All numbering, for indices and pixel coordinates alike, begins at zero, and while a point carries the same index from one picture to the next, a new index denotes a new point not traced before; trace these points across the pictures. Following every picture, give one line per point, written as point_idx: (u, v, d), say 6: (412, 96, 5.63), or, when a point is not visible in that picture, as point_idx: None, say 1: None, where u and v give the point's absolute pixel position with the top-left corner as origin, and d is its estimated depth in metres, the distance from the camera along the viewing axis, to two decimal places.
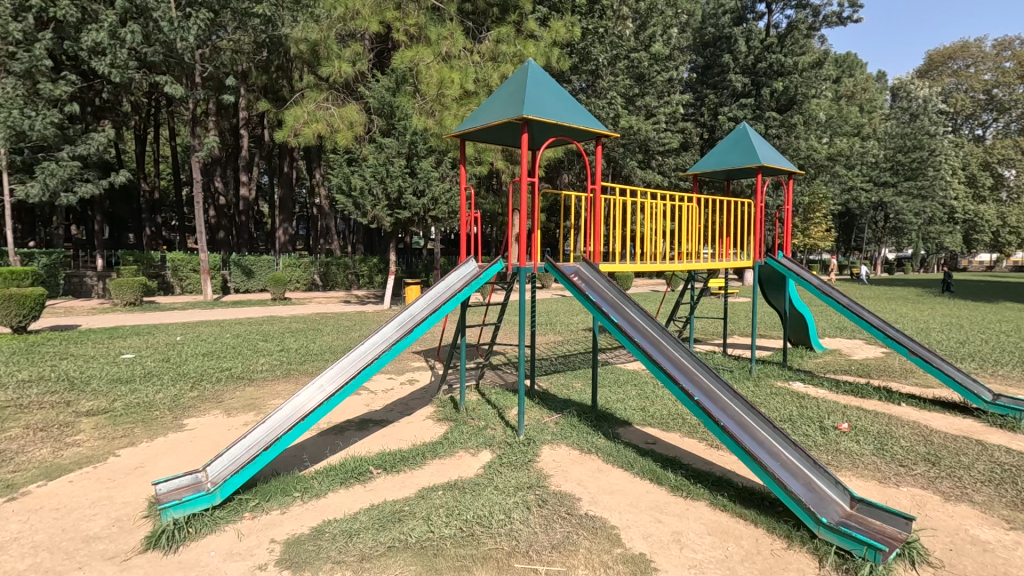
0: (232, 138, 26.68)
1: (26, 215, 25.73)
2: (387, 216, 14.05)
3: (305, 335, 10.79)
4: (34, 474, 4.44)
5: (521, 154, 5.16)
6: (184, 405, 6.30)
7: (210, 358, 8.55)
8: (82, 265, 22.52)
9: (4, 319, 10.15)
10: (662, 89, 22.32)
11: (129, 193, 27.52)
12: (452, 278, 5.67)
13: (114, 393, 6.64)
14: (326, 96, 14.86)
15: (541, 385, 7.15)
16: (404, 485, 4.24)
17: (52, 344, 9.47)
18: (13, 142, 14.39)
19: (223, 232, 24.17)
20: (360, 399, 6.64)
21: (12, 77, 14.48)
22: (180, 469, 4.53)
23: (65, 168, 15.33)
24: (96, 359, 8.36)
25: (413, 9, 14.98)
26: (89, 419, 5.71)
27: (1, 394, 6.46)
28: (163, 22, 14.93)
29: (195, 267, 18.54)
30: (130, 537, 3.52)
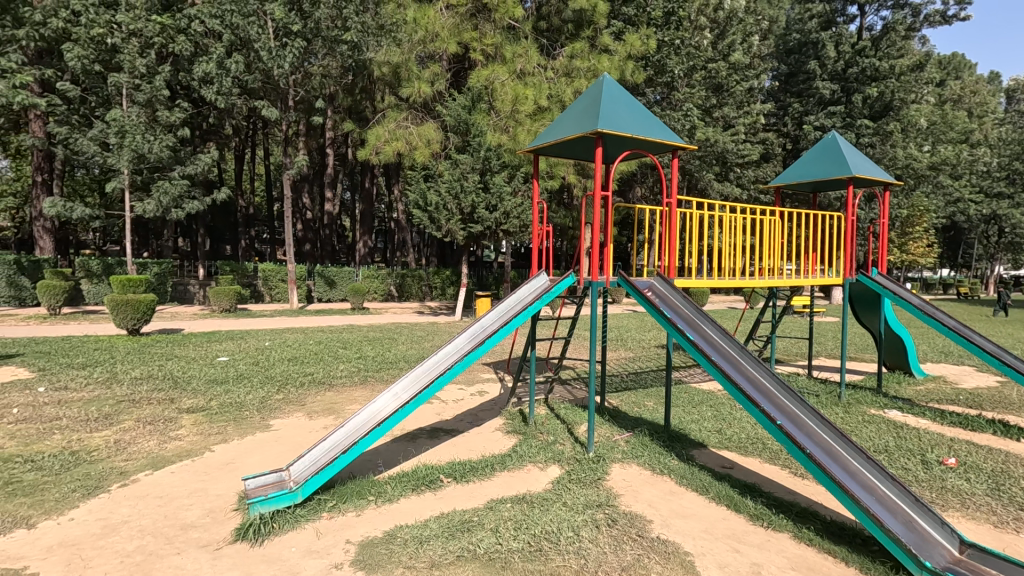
0: (320, 157, 28.53)
1: (143, 229, 28.61)
2: (460, 230, 14.40)
3: (381, 344, 11.23)
4: (143, 463, 4.89)
5: (595, 169, 5.08)
6: (271, 406, 6.72)
7: (295, 363, 9.09)
8: (185, 275, 24.68)
9: (122, 321, 11.31)
10: (742, 99, 21.68)
11: (227, 209, 29.98)
12: (523, 292, 5.70)
13: (211, 393, 7.21)
14: (405, 116, 15.55)
15: (612, 402, 7.00)
16: (473, 495, 4.28)
17: (161, 346, 10.44)
18: (135, 164, 16.09)
19: (309, 244, 25.80)
20: (431, 408, 6.81)
21: (137, 106, 16.23)
22: (265, 467, 4.83)
23: (176, 186, 16.90)
24: (195, 361, 9.11)
25: (490, 29, 15.37)
26: (189, 416, 6.22)
27: (117, 390, 7.17)
28: (263, 52, 16.22)
29: (284, 277, 19.78)
30: (222, 528, 3.78)
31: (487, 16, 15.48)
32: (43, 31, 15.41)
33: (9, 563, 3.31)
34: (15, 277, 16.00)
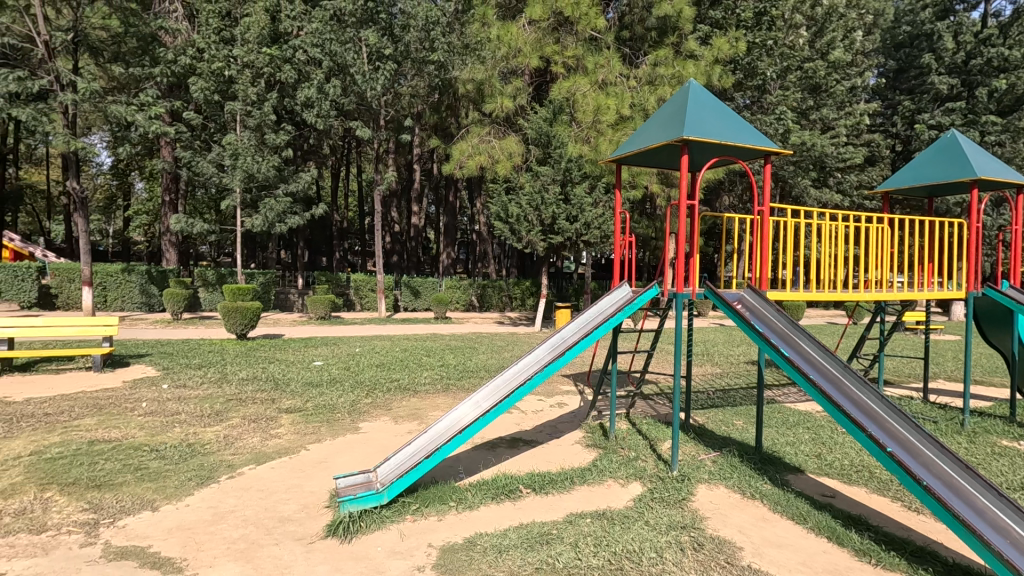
0: (407, 173, 29.92)
1: (251, 242, 31.29)
2: (540, 241, 14.44)
3: (463, 353, 11.49)
4: (248, 457, 5.31)
5: (680, 177, 4.93)
6: (360, 410, 7.06)
7: (382, 369, 9.53)
8: (286, 284, 26.66)
9: (232, 327, 12.39)
10: (843, 99, 20.30)
11: (324, 223, 32.14)
12: (604, 303, 5.61)
13: (307, 395, 7.70)
14: (488, 131, 15.94)
15: (697, 420, 6.70)
16: (552, 508, 4.25)
17: (265, 349, 11.33)
18: (246, 183, 17.70)
19: (396, 256, 27.01)
20: (511, 418, 6.85)
21: (249, 131, 17.85)
22: (354, 468, 5.07)
23: (280, 203, 18.35)
24: (294, 364, 9.78)
25: (571, 42, 15.45)
26: (288, 416, 6.68)
27: (227, 389, 7.87)
28: (359, 76, 17.34)
29: (373, 287, 20.84)
30: (315, 523, 4.01)
31: (570, 29, 15.57)
32: (174, 67, 17.30)
33: (136, 541, 3.69)
34: (147, 286, 18.04)
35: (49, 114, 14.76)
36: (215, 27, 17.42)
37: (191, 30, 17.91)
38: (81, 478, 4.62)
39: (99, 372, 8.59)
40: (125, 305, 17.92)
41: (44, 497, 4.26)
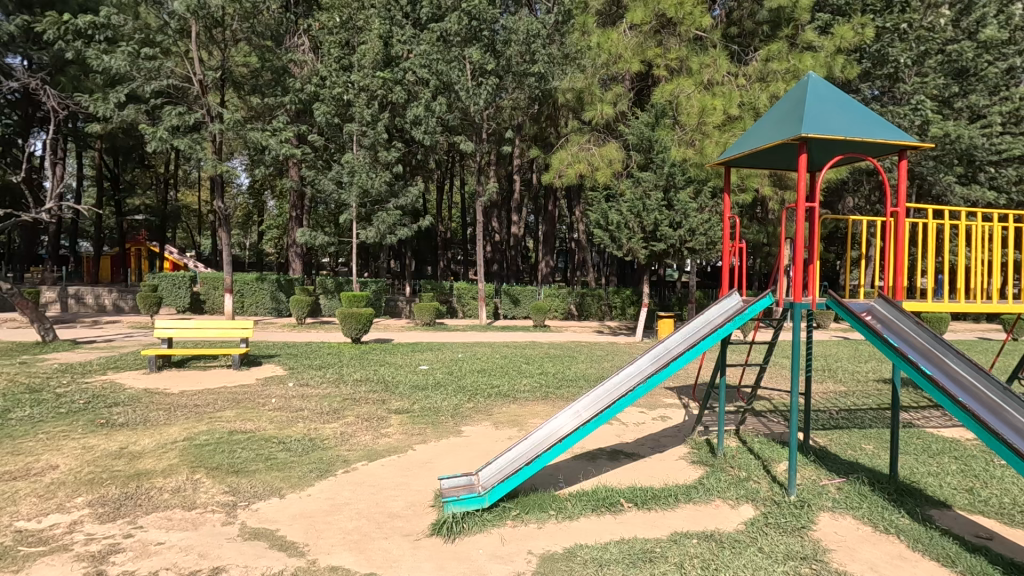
0: (508, 184, 30.60)
1: (365, 253, 33.56)
2: (642, 249, 14.03)
3: (562, 362, 11.46)
4: (361, 454, 5.67)
5: (799, 178, 4.56)
6: (462, 413, 7.30)
7: (483, 375, 9.75)
8: (395, 292, 28.21)
9: (348, 331, 13.35)
10: (996, 83, 17.86)
11: (429, 234, 33.71)
12: (711, 313, 5.32)
13: (414, 397, 8.10)
14: (588, 138, 15.85)
15: (818, 442, 6.13)
16: (656, 525, 4.09)
17: (376, 353, 12.07)
18: (362, 198, 19.09)
19: (497, 265, 27.63)
20: (611, 429, 6.71)
21: (364, 150, 19.24)
22: (458, 470, 5.23)
23: (391, 216, 19.55)
24: (402, 368, 10.34)
25: (674, 43, 14.98)
26: (396, 416, 7.06)
27: (344, 389, 8.49)
28: (463, 92, 18.01)
29: (475, 295, 21.48)
30: (421, 521, 4.19)
31: (673, 30, 15.11)
32: (301, 95, 19.08)
33: (267, 524, 4.08)
34: (276, 293, 20.00)
35: (202, 142, 16.90)
36: (336, 56, 18.98)
37: (315, 61, 19.69)
38: (223, 463, 5.20)
39: (237, 370, 9.62)
40: (258, 310, 19.99)
41: (194, 478, 4.85)
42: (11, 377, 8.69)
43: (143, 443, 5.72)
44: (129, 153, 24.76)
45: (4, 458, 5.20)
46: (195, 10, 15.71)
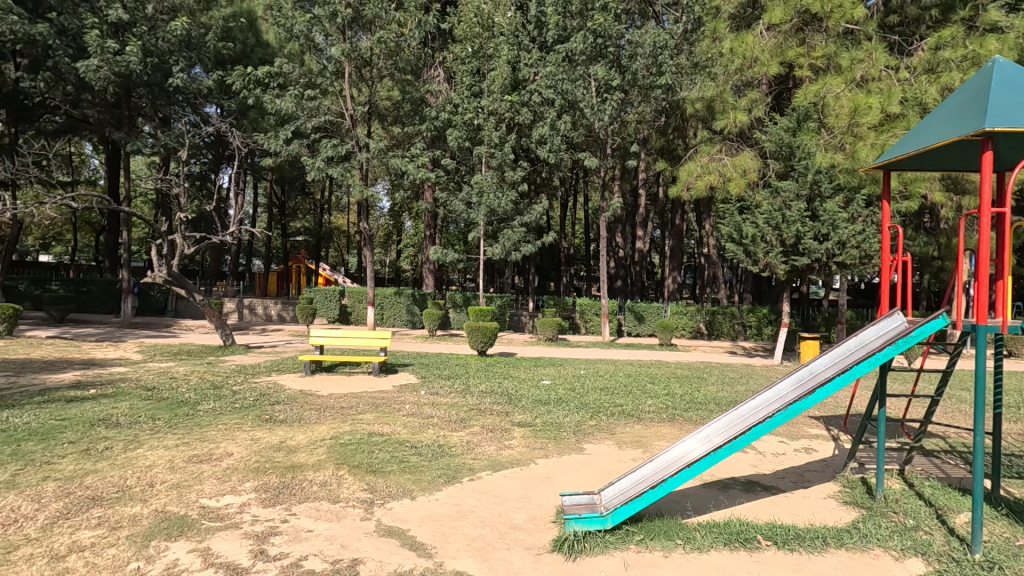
0: (633, 199, 30.05)
1: (491, 269, 34.86)
2: (781, 264, 12.91)
3: (690, 383, 10.85)
4: (485, 463, 5.84)
5: (981, 181, 3.91)
6: (584, 431, 7.22)
7: (606, 393, 9.56)
8: (518, 307, 28.86)
9: (475, 344, 13.89)
10: None
11: (553, 250, 34.10)
12: (869, 334, 4.68)
13: (537, 411, 8.18)
14: (719, 148, 15.03)
15: (1011, 492, 5.13)
16: (800, 569, 3.69)
17: (501, 366, 12.41)
18: (490, 217, 19.90)
19: (621, 280, 27.13)
20: (746, 458, 6.20)
21: (492, 170, 20.09)
22: (580, 488, 5.16)
23: (516, 233, 20.13)
24: (525, 382, 10.51)
25: (820, 40, 13.78)
26: (519, 429, 7.17)
27: (471, 399, 8.84)
28: (587, 109, 18.06)
29: (598, 311, 21.25)
30: (543, 536, 4.19)
31: (818, 26, 13.91)
32: (436, 122, 20.44)
33: (399, 523, 4.35)
34: (411, 306, 21.50)
35: (351, 170, 18.81)
36: (467, 84, 20.11)
37: (448, 90, 21.00)
38: (363, 463, 5.65)
39: (376, 377, 10.44)
40: (395, 322, 21.61)
41: (338, 474, 5.33)
42: (200, 375, 10.24)
43: (297, 439, 6.41)
44: (293, 183, 28.35)
45: (193, 443, 6.12)
46: (348, 53, 17.66)
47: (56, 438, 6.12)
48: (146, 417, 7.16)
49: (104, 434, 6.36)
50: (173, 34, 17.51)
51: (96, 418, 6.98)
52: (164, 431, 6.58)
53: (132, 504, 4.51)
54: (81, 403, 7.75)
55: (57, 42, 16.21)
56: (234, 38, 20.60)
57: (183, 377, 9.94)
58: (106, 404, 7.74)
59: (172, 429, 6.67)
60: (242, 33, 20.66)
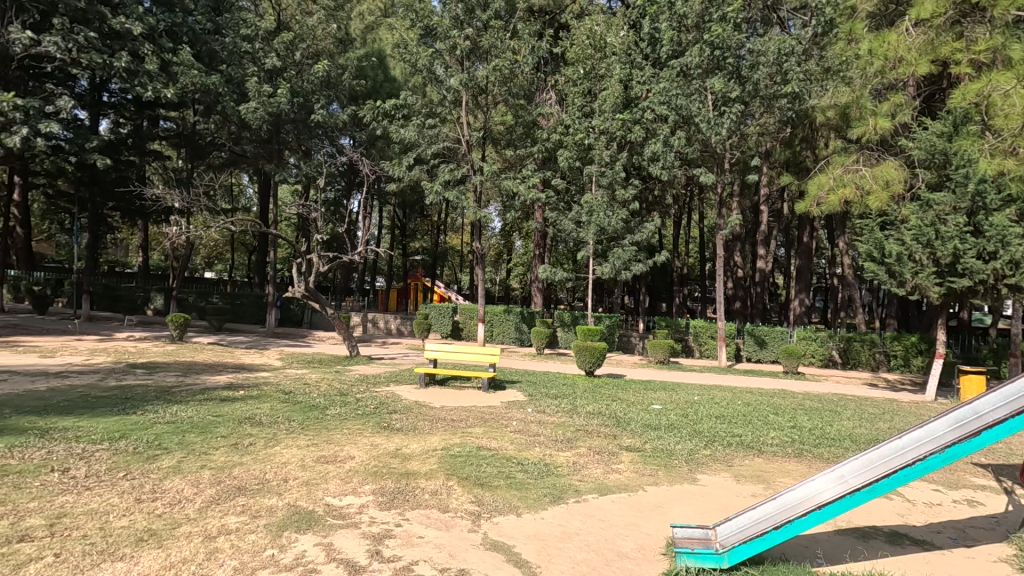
0: (754, 216, 28.25)
1: (599, 288, 34.47)
2: (934, 286, 11.37)
3: (821, 416, 9.83)
4: (592, 486, 5.72)
5: None
6: (698, 460, 6.81)
7: (723, 422, 8.95)
8: (628, 327, 28.14)
9: (582, 364, 13.75)
10: None
11: (665, 270, 32.95)
12: None
13: (646, 436, 7.87)
14: (856, 159, 13.67)
15: None
16: None
17: (609, 388, 12.13)
18: (599, 236, 19.73)
19: (739, 302, 25.47)
20: (891, 505, 5.46)
21: (603, 189, 19.96)
22: (693, 521, 4.87)
23: (627, 252, 19.75)
24: (634, 405, 10.16)
25: (983, 32, 12.14)
26: (628, 453, 6.95)
27: (577, 420, 8.72)
28: (703, 123, 17.32)
29: (713, 334, 20.09)
30: (651, 567, 3.99)
31: (980, 16, 12.28)
32: (548, 143, 20.76)
33: (505, 538, 4.39)
34: (520, 324, 21.85)
35: (466, 193, 19.70)
36: (579, 104, 20.24)
37: (560, 111, 21.33)
38: (471, 475, 5.79)
39: (485, 392, 10.69)
40: (504, 339, 22.05)
41: (448, 484, 5.51)
42: (329, 382, 11.18)
43: (412, 447, 6.75)
44: (413, 206, 30.28)
45: (321, 445, 6.68)
46: (466, 82, 18.66)
47: (213, 432, 6.99)
48: (284, 418, 7.95)
49: (250, 431, 7.15)
50: (316, 76, 19.67)
51: (243, 417, 7.87)
52: (298, 432, 7.25)
53: (270, 495, 5.02)
54: (232, 402, 8.80)
55: (225, 89, 18.90)
56: (366, 76, 22.65)
57: (314, 384, 10.90)
58: (252, 404, 8.71)
59: (305, 430, 7.33)
60: (373, 70, 22.69)
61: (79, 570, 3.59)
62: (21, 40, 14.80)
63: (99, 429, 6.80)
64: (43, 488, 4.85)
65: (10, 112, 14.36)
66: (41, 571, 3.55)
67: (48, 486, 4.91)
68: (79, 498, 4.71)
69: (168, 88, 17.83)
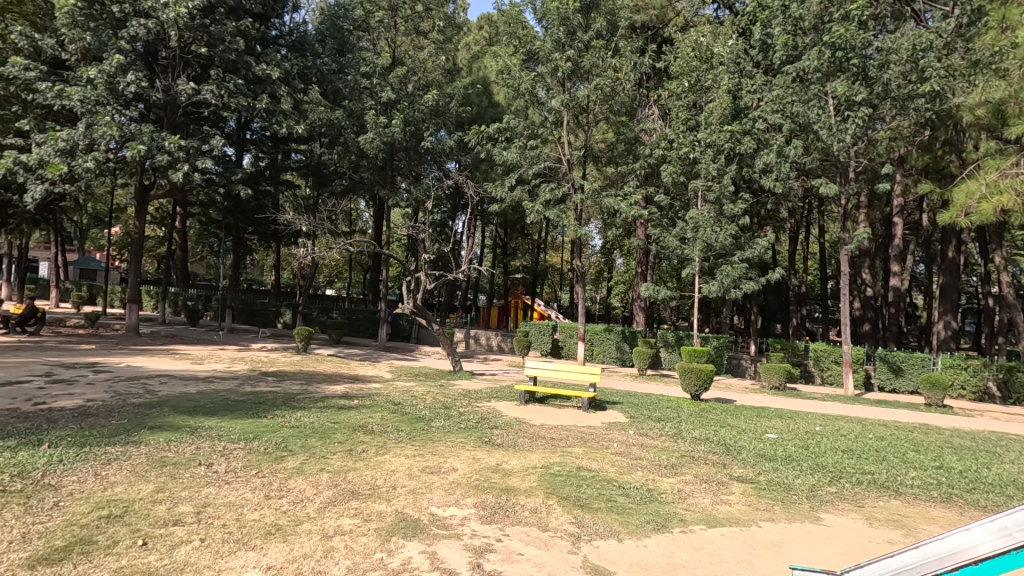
0: (885, 229, 25.55)
1: (706, 308, 32.84)
2: None
3: (975, 457, 8.53)
4: (699, 516, 5.41)
5: None
6: (820, 497, 6.20)
7: (850, 457, 8.08)
8: (738, 349, 26.47)
9: (688, 387, 13.12)
10: None
11: (779, 288, 30.68)
12: None
13: (759, 467, 7.31)
14: (1014, 161, 11.91)
15: None
16: None
17: (717, 413, 11.44)
18: (706, 253, 18.82)
19: (869, 324, 23.01)
20: None
21: (709, 204, 19.13)
22: (816, 564, 4.43)
23: (736, 269, 18.66)
24: (746, 433, 9.49)
25: None
26: (739, 484, 6.50)
27: (682, 445, 8.31)
28: (823, 130, 16.03)
29: (838, 359, 18.27)
30: None
31: None
32: (650, 159, 20.27)
33: (605, 563, 4.28)
34: (621, 343, 21.37)
35: (566, 212, 19.78)
36: (683, 118, 19.60)
37: (663, 126, 20.85)
38: (571, 495, 5.72)
39: (585, 411, 10.56)
40: (605, 359, 21.65)
41: (548, 503, 5.49)
42: (434, 395, 11.63)
43: (512, 463, 6.81)
44: (515, 225, 30.95)
45: (426, 455, 6.96)
46: (567, 103, 18.88)
47: (330, 437, 7.55)
48: (392, 427, 8.39)
49: (363, 438, 7.64)
50: (426, 105, 20.97)
51: (356, 425, 8.41)
52: (406, 441, 7.62)
53: (380, 501, 5.30)
54: (347, 410, 9.45)
55: (347, 123, 20.69)
56: (472, 103, 23.74)
57: (420, 396, 11.39)
58: (364, 413, 9.28)
59: (412, 440, 7.68)
60: (478, 97, 23.71)
61: (219, 555, 4.01)
62: (186, 90, 17.28)
63: (236, 430, 7.61)
64: (193, 479, 5.51)
65: (176, 152, 16.76)
66: (190, 553, 4.01)
67: (196, 478, 5.58)
68: (220, 490, 5.29)
69: (299, 123, 19.87)
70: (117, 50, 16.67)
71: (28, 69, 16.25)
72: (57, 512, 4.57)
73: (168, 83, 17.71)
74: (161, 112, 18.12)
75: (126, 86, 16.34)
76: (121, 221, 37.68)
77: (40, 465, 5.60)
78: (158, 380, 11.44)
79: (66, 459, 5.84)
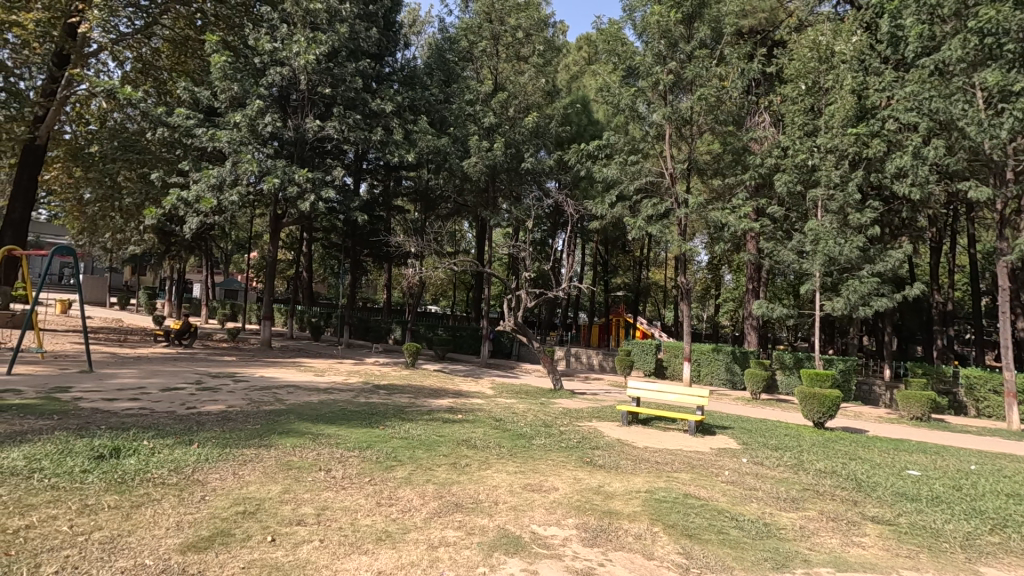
0: None
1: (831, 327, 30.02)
2: None
3: None
4: (826, 558, 4.88)
5: None
6: (979, 548, 5.34)
7: (1018, 502, 6.90)
8: (870, 373, 23.83)
9: (810, 413, 11.99)
10: None
11: (919, 306, 27.34)
12: None
13: (899, 507, 6.47)
14: None
15: None
16: None
17: (846, 444, 10.33)
18: (828, 266, 17.25)
19: None
20: None
21: (831, 214, 17.59)
22: None
23: (866, 284, 16.89)
24: (881, 468, 8.47)
25: None
26: (874, 525, 5.79)
27: (804, 478, 7.59)
28: (970, 126, 14.08)
29: (996, 387, 15.82)
30: None
31: None
32: (762, 169, 19.13)
33: None
34: (731, 364, 20.11)
35: (670, 227, 19.15)
36: (799, 123, 18.34)
37: (775, 133, 19.61)
38: (678, 524, 5.41)
39: (692, 436, 10.00)
40: (713, 380, 20.46)
41: (653, 530, 5.24)
42: (535, 413, 11.64)
43: (615, 486, 6.61)
44: (616, 241, 30.57)
45: (528, 473, 6.97)
46: (669, 116, 18.37)
47: (435, 450, 7.84)
48: (493, 443, 8.52)
49: (466, 452, 7.83)
50: (526, 128, 21.60)
51: (460, 439, 8.65)
52: (507, 458, 7.70)
53: (483, 515, 5.39)
54: (452, 425, 9.73)
55: (452, 148, 21.66)
56: (572, 121, 23.96)
57: (521, 414, 11.45)
58: (468, 428, 9.52)
59: (512, 457, 7.73)
60: (577, 116, 23.91)
61: (336, 556, 4.29)
62: (312, 127, 19.17)
63: (352, 438, 8.14)
64: (314, 483, 5.96)
65: (304, 183, 18.61)
66: (311, 552, 4.32)
67: (316, 481, 6.04)
68: (337, 495, 5.67)
69: (408, 151, 21.18)
70: (257, 96, 18.87)
71: (189, 118, 18.90)
72: (203, 505, 5.14)
73: (298, 122, 19.70)
74: (291, 148, 20.13)
75: (263, 126, 18.44)
76: (259, 246, 42.33)
77: (190, 462, 6.35)
78: (286, 390, 12.57)
79: (211, 457, 6.59)
